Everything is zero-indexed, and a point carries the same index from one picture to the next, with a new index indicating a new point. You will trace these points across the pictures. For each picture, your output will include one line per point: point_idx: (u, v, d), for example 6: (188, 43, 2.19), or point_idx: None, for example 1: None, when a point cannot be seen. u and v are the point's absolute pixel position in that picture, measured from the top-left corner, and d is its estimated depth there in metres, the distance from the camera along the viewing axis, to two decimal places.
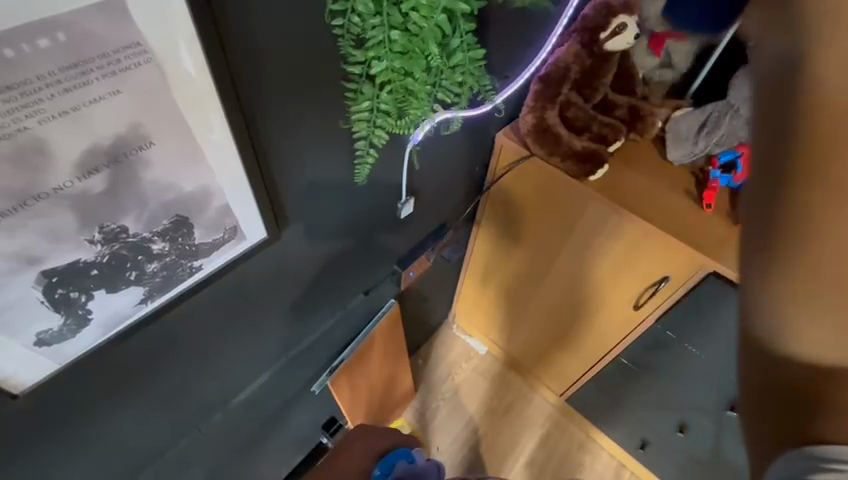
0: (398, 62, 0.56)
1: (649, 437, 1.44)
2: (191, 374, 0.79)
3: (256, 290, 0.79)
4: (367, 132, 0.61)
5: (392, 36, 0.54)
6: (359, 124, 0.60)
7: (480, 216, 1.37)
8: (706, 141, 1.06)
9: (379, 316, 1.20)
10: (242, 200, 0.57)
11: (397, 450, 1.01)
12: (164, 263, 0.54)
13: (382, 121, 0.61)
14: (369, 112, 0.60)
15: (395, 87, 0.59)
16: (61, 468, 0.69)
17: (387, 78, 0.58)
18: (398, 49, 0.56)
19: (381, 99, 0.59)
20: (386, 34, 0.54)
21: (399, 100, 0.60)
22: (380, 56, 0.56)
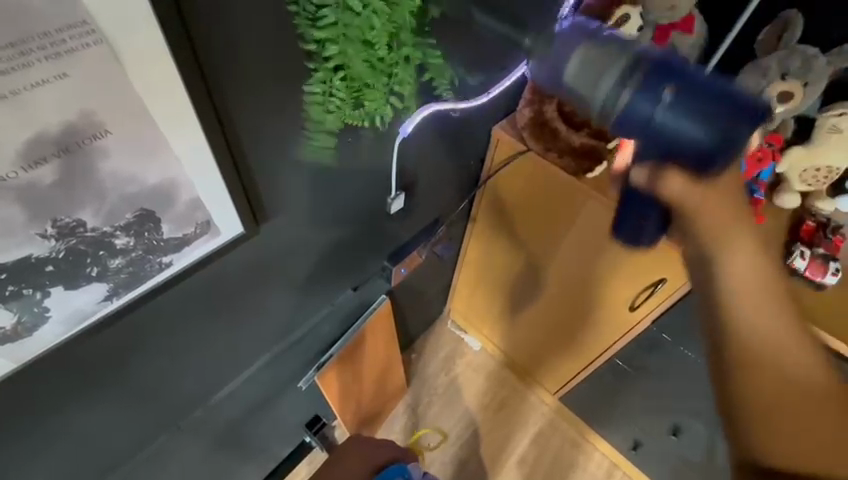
0: (352, 48, 0.51)
1: (643, 438, 1.42)
2: (170, 369, 0.76)
3: (238, 285, 0.76)
4: (319, 118, 0.58)
5: (347, 16, 0.49)
6: (312, 109, 0.57)
7: (476, 210, 1.34)
8: None
9: (369, 312, 1.17)
10: (215, 193, 0.54)
11: (391, 466, 0.99)
12: (128, 259, 0.51)
13: (333, 108, 0.57)
14: (321, 98, 0.56)
15: (349, 76, 0.54)
16: (30, 463, 0.68)
17: (340, 63, 0.53)
18: (354, 34, 0.51)
19: (335, 86, 0.55)
20: (340, 17, 0.49)
21: (354, 90, 0.55)
22: (335, 39, 0.51)
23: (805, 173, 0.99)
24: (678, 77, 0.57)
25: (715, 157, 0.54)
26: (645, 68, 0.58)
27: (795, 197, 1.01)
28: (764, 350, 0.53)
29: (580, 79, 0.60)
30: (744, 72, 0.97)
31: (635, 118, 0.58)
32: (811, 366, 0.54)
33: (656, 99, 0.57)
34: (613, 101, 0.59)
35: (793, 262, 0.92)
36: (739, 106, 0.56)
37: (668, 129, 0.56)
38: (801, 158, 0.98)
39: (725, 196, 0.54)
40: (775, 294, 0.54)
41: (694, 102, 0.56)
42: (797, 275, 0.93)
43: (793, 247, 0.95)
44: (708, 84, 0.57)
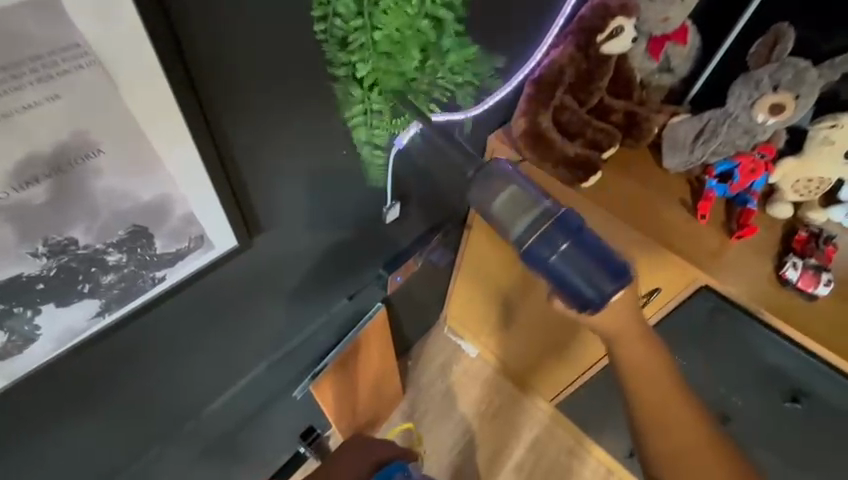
0: (385, 63, 0.57)
1: None
2: (162, 382, 0.76)
3: (233, 297, 0.76)
4: (365, 133, 0.63)
5: (375, 38, 0.54)
6: (355, 126, 0.62)
7: (471, 221, 1.34)
8: (703, 149, 1.03)
9: (365, 320, 1.17)
10: (209, 208, 0.54)
11: (391, 462, 1.02)
12: (121, 275, 0.51)
13: (373, 122, 0.63)
14: (363, 116, 0.62)
15: (387, 89, 0.60)
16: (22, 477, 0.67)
17: (376, 79, 0.58)
18: (384, 50, 0.56)
19: (372, 100, 0.60)
20: (369, 37, 0.53)
21: (389, 100, 0.61)
22: (366, 58, 0.55)
23: (798, 183, 1.00)
24: (571, 234, 0.66)
25: (595, 305, 0.67)
26: (547, 224, 0.66)
27: (786, 206, 1.02)
28: (657, 425, 0.72)
29: (506, 211, 0.68)
30: (735, 83, 0.99)
31: (536, 260, 0.67)
32: (698, 432, 0.72)
33: (551, 247, 0.66)
34: (522, 239, 0.68)
35: (785, 272, 0.93)
36: (612, 266, 0.67)
37: (559, 277, 0.67)
38: (793, 169, 1.00)
39: (616, 316, 0.68)
40: (664, 377, 0.72)
41: (579, 256, 0.66)
42: (789, 285, 0.94)
43: (786, 258, 0.96)
44: (592, 246, 0.67)
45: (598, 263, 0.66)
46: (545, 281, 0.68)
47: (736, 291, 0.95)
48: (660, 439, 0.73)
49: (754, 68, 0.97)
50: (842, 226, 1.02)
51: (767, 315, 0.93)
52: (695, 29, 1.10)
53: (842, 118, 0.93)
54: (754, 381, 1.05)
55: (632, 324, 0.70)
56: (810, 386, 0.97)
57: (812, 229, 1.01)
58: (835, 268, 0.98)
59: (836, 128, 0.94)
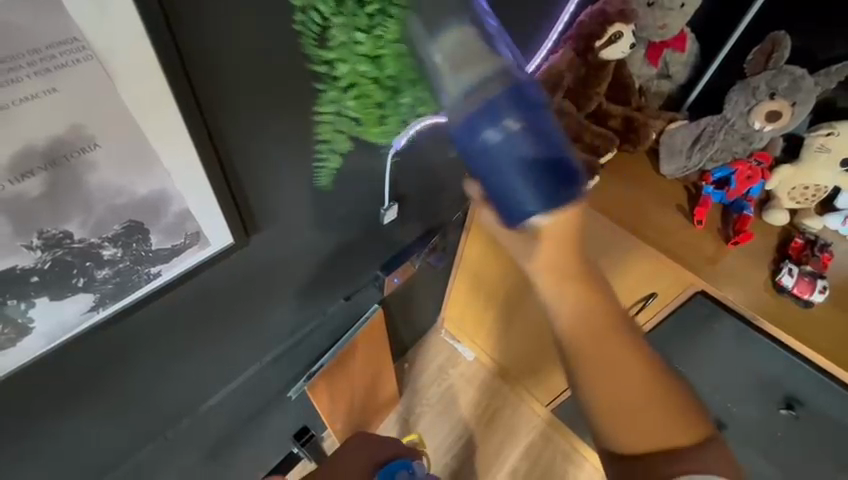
0: (363, 66, 0.56)
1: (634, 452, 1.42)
2: (157, 379, 0.76)
3: (230, 296, 0.77)
4: (332, 138, 0.63)
5: (355, 38, 0.53)
6: (322, 130, 0.62)
7: (469, 224, 1.35)
8: (700, 155, 1.05)
9: (361, 322, 1.18)
10: (205, 205, 0.55)
11: (397, 460, 1.04)
12: (116, 269, 0.51)
13: (342, 125, 0.62)
14: (334, 117, 0.61)
15: (360, 92, 0.58)
16: (12, 474, 0.67)
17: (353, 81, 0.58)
18: (363, 52, 0.55)
19: (346, 104, 0.59)
20: (349, 36, 0.53)
21: (363, 108, 0.60)
22: (345, 58, 0.55)
23: (794, 190, 1.01)
24: (528, 111, 0.56)
25: (529, 218, 0.58)
26: (503, 86, 0.54)
27: (781, 214, 1.02)
28: (599, 380, 0.62)
29: (447, 56, 0.53)
30: (732, 90, 1.00)
31: (475, 139, 0.56)
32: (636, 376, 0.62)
33: (496, 124, 0.54)
34: (459, 104, 0.55)
35: (781, 278, 0.93)
36: (550, 186, 0.57)
37: (500, 162, 0.56)
38: (789, 176, 1.01)
39: (551, 232, 0.59)
40: (596, 309, 0.62)
41: (533, 144, 0.56)
42: (784, 291, 0.94)
43: (782, 265, 0.96)
44: (544, 138, 0.57)
45: (544, 159, 0.56)
46: (478, 167, 0.59)
47: (734, 298, 0.94)
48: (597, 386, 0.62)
49: (751, 76, 0.98)
50: (838, 233, 1.02)
51: (762, 322, 0.93)
52: (692, 36, 1.12)
53: (838, 126, 0.94)
54: (750, 388, 1.05)
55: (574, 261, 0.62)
56: (806, 394, 0.97)
57: (808, 236, 1.01)
58: (831, 275, 0.98)
59: (832, 135, 0.95)
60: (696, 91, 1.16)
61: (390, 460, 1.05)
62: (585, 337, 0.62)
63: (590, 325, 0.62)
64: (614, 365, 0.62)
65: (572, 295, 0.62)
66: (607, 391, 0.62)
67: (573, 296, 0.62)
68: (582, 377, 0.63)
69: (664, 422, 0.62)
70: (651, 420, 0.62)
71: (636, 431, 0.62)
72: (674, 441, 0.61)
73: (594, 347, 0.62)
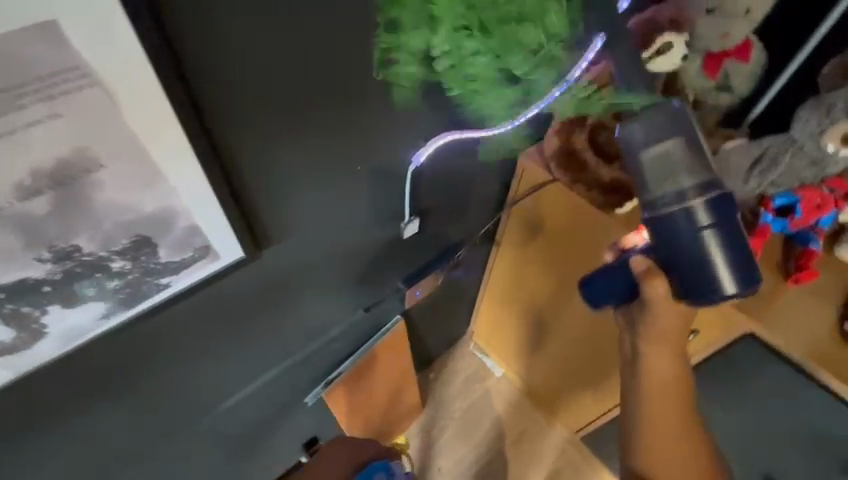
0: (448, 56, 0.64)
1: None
2: (176, 380, 0.79)
3: (244, 305, 0.78)
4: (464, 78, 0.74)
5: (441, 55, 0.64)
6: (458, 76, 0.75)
7: (499, 239, 1.32)
8: (759, 180, 0.93)
9: (382, 332, 1.19)
10: (212, 220, 0.56)
11: (376, 462, 1.01)
12: (126, 280, 0.53)
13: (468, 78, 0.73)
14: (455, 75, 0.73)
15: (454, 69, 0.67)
16: (46, 462, 0.72)
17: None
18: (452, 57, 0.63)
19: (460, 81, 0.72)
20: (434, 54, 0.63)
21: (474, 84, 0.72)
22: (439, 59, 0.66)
23: None
24: (728, 207, 0.59)
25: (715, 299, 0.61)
26: (706, 196, 0.58)
27: None
28: (656, 442, 0.71)
29: (656, 166, 0.60)
30: (802, 106, 0.89)
31: (671, 229, 0.60)
32: (685, 437, 0.70)
33: (692, 223, 0.59)
34: (660, 204, 0.61)
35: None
36: (743, 269, 0.60)
37: (704, 253, 0.60)
38: None
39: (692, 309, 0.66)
40: (677, 378, 0.70)
41: (728, 244, 0.60)
42: None
43: None
44: (739, 242, 0.60)
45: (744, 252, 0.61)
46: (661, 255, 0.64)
47: (789, 345, 0.83)
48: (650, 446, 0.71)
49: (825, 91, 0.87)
50: None
51: (825, 376, 0.81)
52: (757, 45, 1.01)
53: None
54: None
55: (676, 339, 0.69)
56: None
57: None
58: None
59: None
60: (760, 106, 1.04)
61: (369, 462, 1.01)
62: (671, 399, 0.70)
63: (675, 393, 0.70)
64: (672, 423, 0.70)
65: (672, 371, 0.69)
66: (671, 451, 0.70)
67: (673, 372, 0.69)
68: (650, 444, 0.71)
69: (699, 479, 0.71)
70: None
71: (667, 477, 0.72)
72: None
73: (664, 398, 0.70)
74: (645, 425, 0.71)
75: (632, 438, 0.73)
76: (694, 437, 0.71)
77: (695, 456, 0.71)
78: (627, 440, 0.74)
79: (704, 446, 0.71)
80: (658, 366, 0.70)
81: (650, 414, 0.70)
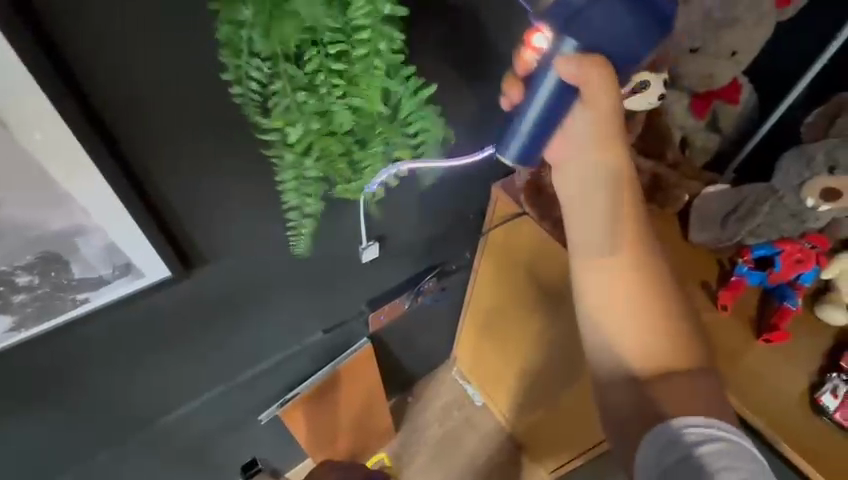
0: (315, 124, 0.54)
1: None
2: (109, 390, 0.79)
3: (183, 321, 0.78)
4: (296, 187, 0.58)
5: (300, 97, 0.52)
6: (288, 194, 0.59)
7: (477, 264, 1.27)
8: (737, 228, 0.89)
9: (347, 354, 1.17)
10: (131, 240, 0.56)
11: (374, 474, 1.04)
12: (34, 295, 0.53)
13: (309, 188, 0.59)
14: (294, 181, 0.58)
15: (321, 152, 0.57)
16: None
17: (310, 142, 0.56)
18: (312, 110, 0.53)
19: (307, 166, 0.57)
20: (292, 97, 0.52)
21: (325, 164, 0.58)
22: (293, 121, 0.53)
23: None
24: None
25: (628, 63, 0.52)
26: None
27: (839, 312, 0.82)
28: (601, 279, 0.60)
29: None
30: (784, 156, 0.84)
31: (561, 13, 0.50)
32: (632, 268, 0.60)
33: None
34: None
35: (821, 396, 0.76)
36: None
37: (592, 29, 0.49)
38: None
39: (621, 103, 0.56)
40: (622, 191, 0.60)
41: None
42: (825, 414, 0.76)
43: (827, 378, 0.78)
44: None
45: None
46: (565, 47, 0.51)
47: (750, 411, 0.77)
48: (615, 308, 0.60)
49: (808, 142, 0.82)
50: None
51: (787, 451, 0.76)
52: (747, 87, 0.97)
53: None
54: None
55: (614, 136, 0.58)
56: None
57: None
58: None
59: None
60: (745, 152, 1.01)
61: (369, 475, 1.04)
62: (612, 224, 0.60)
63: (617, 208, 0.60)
64: (616, 264, 0.60)
65: (616, 178, 0.60)
66: (619, 287, 0.60)
67: (617, 181, 0.60)
68: (596, 281, 0.61)
69: (663, 339, 0.58)
70: (648, 343, 0.58)
71: (632, 349, 0.59)
72: (671, 361, 0.58)
73: (602, 225, 0.61)
74: (588, 262, 0.61)
75: (587, 299, 0.62)
76: (647, 282, 0.60)
77: (652, 307, 0.59)
78: (586, 307, 0.62)
79: (684, 317, 0.60)
80: (597, 169, 0.60)
81: (589, 248, 0.61)
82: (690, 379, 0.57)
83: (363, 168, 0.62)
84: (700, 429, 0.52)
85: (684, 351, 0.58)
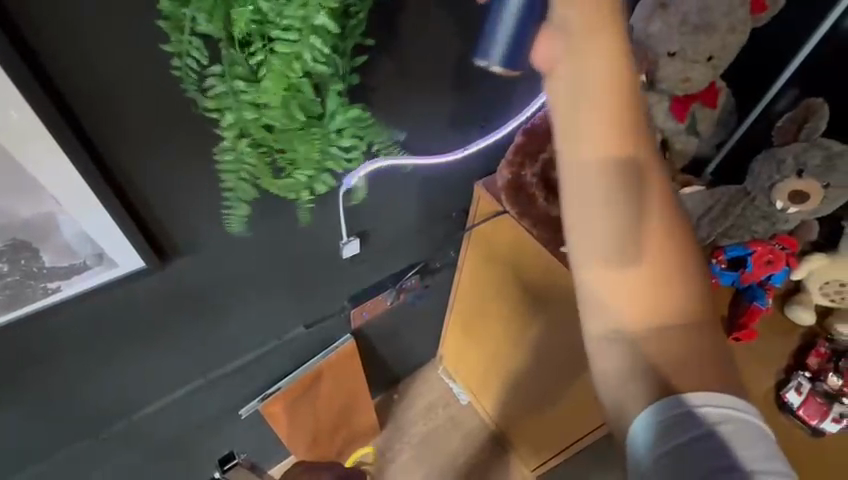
0: (248, 114, 0.53)
1: None
2: (83, 382, 0.79)
3: (161, 313, 0.78)
4: (234, 185, 0.57)
5: (237, 85, 0.51)
6: (226, 178, 0.57)
7: (462, 264, 1.29)
8: (710, 229, 0.90)
9: (329, 350, 1.17)
10: (103, 230, 0.56)
11: None
12: (4, 283, 0.53)
13: (248, 175, 0.57)
14: (232, 167, 0.56)
15: (255, 141, 0.55)
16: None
17: (244, 129, 0.54)
18: (249, 100, 0.52)
19: (245, 156, 0.56)
20: (230, 84, 0.51)
21: (263, 157, 0.57)
22: (231, 107, 0.53)
23: (827, 286, 0.85)
24: None
25: None
26: None
27: (806, 314, 0.86)
28: (600, 232, 0.44)
29: None
30: (756, 160, 0.85)
31: None
32: (639, 210, 0.44)
33: None
34: None
35: (786, 394, 0.79)
36: None
37: None
38: (821, 269, 0.85)
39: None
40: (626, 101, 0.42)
41: None
42: (790, 411, 0.79)
43: (793, 376, 0.81)
44: None
45: None
46: None
47: None
48: (626, 280, 0.44)
49: (778, 145, 0.84)
50: None
51: None
52: (724, 91, 0.99)
53: None
54: None
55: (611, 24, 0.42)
56: None
57: (836, 344, 0.85)
58: None
59: None
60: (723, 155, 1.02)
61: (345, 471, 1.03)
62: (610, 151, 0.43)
63: (621, 127, 0.43)
64: (616, 205, 0.43)
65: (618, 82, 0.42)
66: (620, 242, 0.44)
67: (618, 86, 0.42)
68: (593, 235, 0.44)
69: (678, 307, 0.44)
70: (662, 314, 0.44)
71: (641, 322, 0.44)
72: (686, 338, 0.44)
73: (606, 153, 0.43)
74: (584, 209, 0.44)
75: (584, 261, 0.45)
76: (656, 231, 0.44)
77: (665, 264, 0.44)
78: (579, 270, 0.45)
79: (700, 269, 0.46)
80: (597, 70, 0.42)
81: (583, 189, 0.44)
82: (708, 360, 0.44)
83: (295, 170, 0.60)
84: (719, 407, 0.42)
85: (690, 308, 0.44)
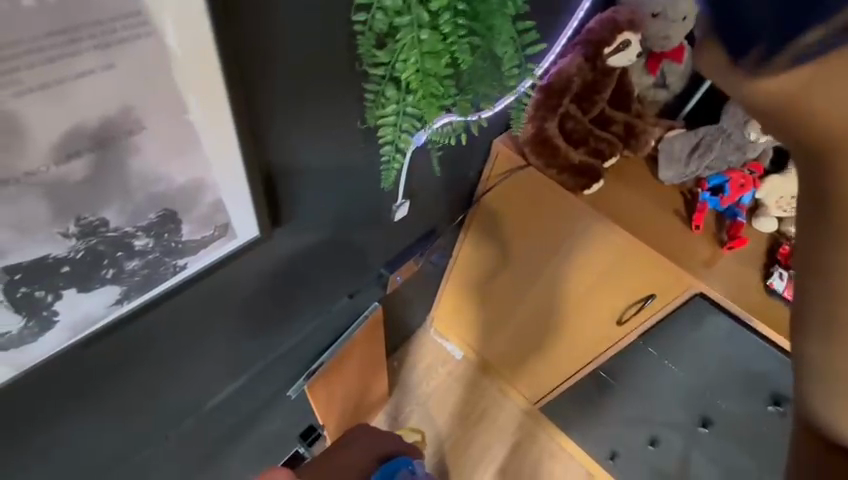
0: (428, 64, 0.58)
1: (659, 433, 1.32)
2: (158, 378, 0.75)
3: (239, 290, 0.77)
4: (392, 137, 0.65)
5: (420, 35, 0.56)
6: (384, 130, 0.64)
7: (469, 224, 1.34)
8: (698, 163, 1.09)
9: (355, 325, 1.13)
10: (235, 197, 0.59)
11: (399, 457, 1.02)
12: (145, 261, 0.56)
13: (405, 124, 0.65)
14: (394, 116, 0.64)
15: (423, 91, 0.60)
16: (17, 472, 0.67)
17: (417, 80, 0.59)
18: (428, 50, 0.57)
19: (407, 103, 0.63)
20: (414, 34, 0.55)
21: (426, 106, 0.62)
22: (407, 57, 0.57)
23: (782, 198, 1.05)
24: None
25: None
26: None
27: (771, 221, 1.07)
28: None
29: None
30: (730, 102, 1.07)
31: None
32: None
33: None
34: None
35: (772, 282, 1.00)
36: None
37: None
38: (778, 184, 1.05)
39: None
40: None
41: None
42: (776, 294, 1.00)
43: (773, 269, 1.02)
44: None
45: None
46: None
47: (729, 297, 1.01)
48: None
49: None
50: None
51: (756, 322, 0.99)
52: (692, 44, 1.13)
53: None
54: (740, 383, 1.10)
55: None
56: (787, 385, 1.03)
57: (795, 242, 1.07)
58: None
59: None
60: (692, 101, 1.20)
61: (392, 457, 1.03)
62: None
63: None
64: None
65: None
66: None
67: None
68: None
69: None
70: None
71: None
72: None
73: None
74: None
75: None
76: None
77: None
78: None
79: None
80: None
81: None
82: None
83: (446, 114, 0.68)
84: None
85: None
